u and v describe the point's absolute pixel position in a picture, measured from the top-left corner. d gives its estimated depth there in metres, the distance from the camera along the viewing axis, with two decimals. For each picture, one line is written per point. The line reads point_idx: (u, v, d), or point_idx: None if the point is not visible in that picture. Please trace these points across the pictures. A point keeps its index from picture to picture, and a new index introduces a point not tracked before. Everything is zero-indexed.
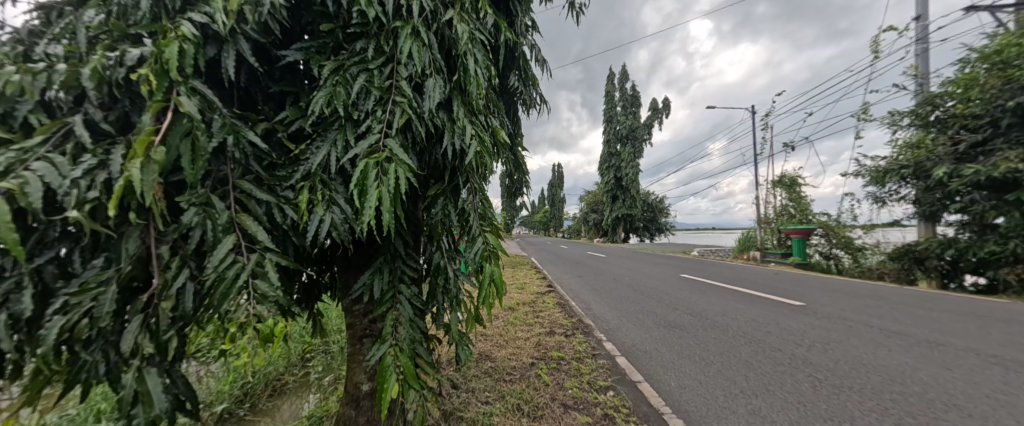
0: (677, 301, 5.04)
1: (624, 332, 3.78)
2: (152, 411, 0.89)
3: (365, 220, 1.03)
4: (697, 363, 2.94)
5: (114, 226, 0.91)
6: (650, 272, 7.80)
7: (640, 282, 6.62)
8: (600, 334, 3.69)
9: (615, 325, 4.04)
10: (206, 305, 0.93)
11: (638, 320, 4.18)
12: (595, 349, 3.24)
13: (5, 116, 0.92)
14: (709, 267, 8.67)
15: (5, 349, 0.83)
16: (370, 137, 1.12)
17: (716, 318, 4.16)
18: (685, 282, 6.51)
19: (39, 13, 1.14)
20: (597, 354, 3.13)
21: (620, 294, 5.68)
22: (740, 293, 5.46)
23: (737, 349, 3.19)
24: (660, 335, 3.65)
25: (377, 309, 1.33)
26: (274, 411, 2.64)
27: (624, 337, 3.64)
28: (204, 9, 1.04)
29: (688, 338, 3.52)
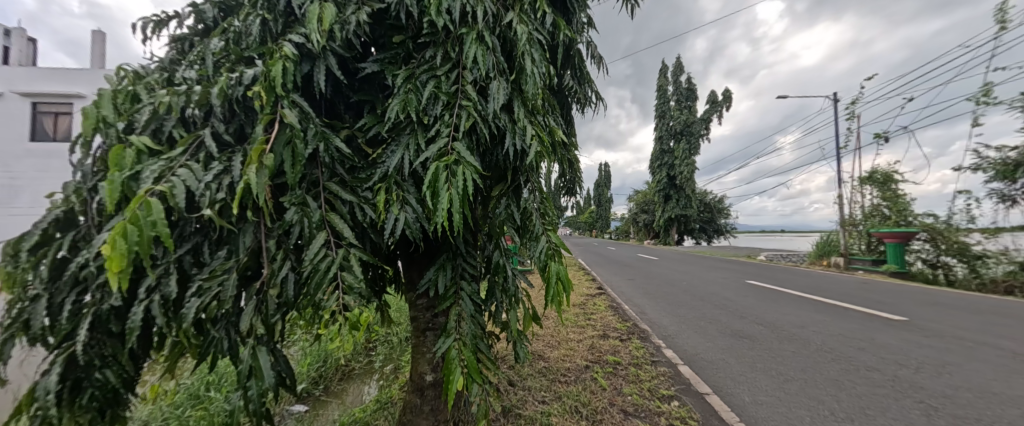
0: (744, 309, 4.64)
1: (685, 340, 3.57)
2: (263, 384, 1.02)
3: (437, 221, 1.07)
4: (774, 378, 2.69)
5: (235, 222, 1.07)
6: (710, 278, 7.24)
7: (698, 287, 6.21)
8: (659, 340, 3.53)
9: (674, 332, 3.83)
10: (304, 293, 1.05)
11: (701, 328, 3.92)
12: (654, 356, 3.10)
13: (156, 132, 1.12)
14: (777, 273, 7.91)
15: (158, 323, 1.00)
16: (439, 141, 1.17)
17: (793, 330, 3.76)
18: (752, 289, 5.99)
19: (175, 44, 1.39)
20: (657, 360, 3.00)
21: (676, 299, 5.37)
22: (821, 303, 4.90)
23: (822, 366, 2.85)
24: (728, 345, 3.40)
25: (441, 303, 1.38)
26: (343, 393, 2.89)
27: (685, 345, 3.43)
28: (301, 31, 1.17)
29: (760, 350, 3.22)
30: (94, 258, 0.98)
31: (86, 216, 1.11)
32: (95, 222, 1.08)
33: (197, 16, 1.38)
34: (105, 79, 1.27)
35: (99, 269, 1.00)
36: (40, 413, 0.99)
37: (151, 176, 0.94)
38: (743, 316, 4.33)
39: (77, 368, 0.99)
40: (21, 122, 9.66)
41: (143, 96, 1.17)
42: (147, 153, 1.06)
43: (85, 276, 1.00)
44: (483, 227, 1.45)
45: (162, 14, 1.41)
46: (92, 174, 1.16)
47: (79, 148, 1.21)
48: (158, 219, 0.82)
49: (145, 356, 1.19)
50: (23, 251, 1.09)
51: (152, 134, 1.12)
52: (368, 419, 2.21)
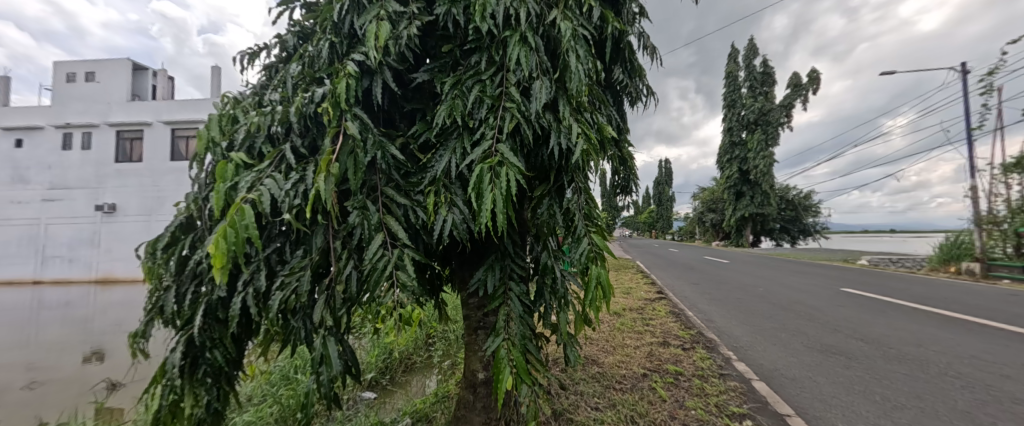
0: (839, 321, 4.17)
1: (761, 353, 3.31)
2: (333, 369, 1.14)
3: (482, 222, 1.11)
4: (877, 403, 2.38)
5: (309, 225, 1.21)
6: (794, 284, 6.58)
7: (780, 295, 5.69)
8: (729, 351, 3.31)
9: (749, 344, 3.56)
10: (365, 289, 1.15)
11: (782, 341, 3.60)
12: (722, 369, 2.90)
13: (250, 148, 1.31)
14: (881, 280, 6.98)
15: (251, 312, 1.17)
16: (484, 144, 1.20)
17: (906, 349, 3.31)
18: (850, 298, 5.35)
19: (265, 71, 1.62)
20: (726, 373, 2.82)
21: (754, 307, 4.98)
22: (944, 318, 4.24)
23: (946, 394, 2.48)
24: (816, 361, 3.09)
25: (490, 303, 1.43)
26: (406, 385, 3.09)
27: (762, 359, 3.17)
28: (361, 50, 1.29)
29: (859, 371, 2.89)
30: (205, 256, 1.17)
31: (201, 220, 1.33)
32: (205, 226, 1.29)
33: (280, 46, 1.60)
34: (213, 106, 1.52)
35: (209, 265, 1.20)
36: (170, 383, 1.20)
37: (245, 186, 1.10)
38: (838, 329, 3.90)
39: (193, 347, 1.19)
40: (164, 145, 11.76)
41: (240, 120, 1.38)
42: (243, 165, 1.24)
43: (200, 270, 1.20)
44: (531, 227, 1.47)
45: (254, 47, 1.64)
46: (204, 185, 1.39)
47: (198, 164, 1.46)
48: (249, 223, 0.96)
49: (246, 340, 1.40)
50: (158, 251, 1.34)
51: (247, 149, 1.31)
52: (426, 411, 2.34)
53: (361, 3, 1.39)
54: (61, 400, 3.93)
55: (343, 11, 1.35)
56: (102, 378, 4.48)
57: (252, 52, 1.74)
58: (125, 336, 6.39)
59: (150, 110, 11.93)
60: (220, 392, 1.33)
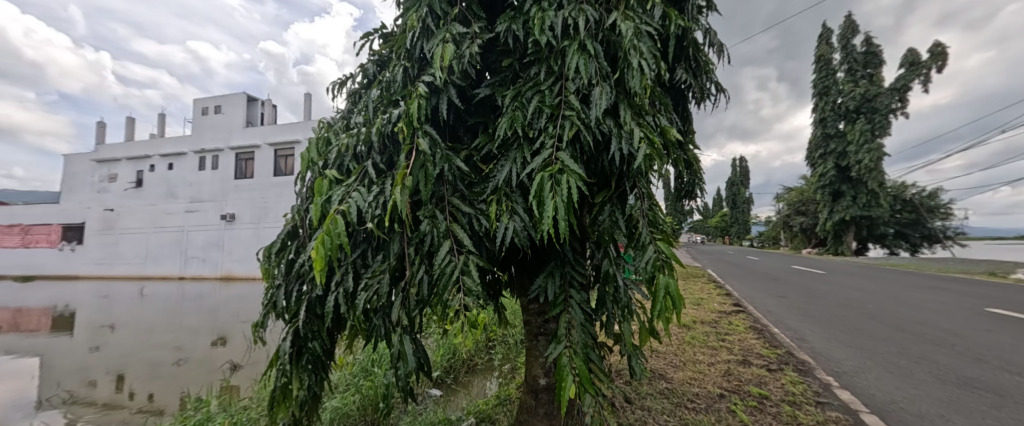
0: (983, 351, 3.46)
1: (872, 381, 2.84)
2: (408, 366, 1.25)
3: (543, 229, 1.13)
4: None
5: (387, 232, 1.35)
6: (916, 302, 5.56)
7: (896, 314, 4.89)
8: (828, 376, 2.89)
9: (854, 369, 3.08)
10: (435, 292, 1.24)
11: (899, 368, 3.07)
12: (820, 395, 2.54)
13: (341, 165, 1.52)
14: None
15: (342, 309, 1.34)
16: (544, 152, 1.23)
17: None
18: (996, 322, 4.42)
19: (351, 98, 1.86)
20: (822, 399, 2.47)
21: (860, 326, 4.33)
22: None
23: None
24: (950, 396, 2.56)
25: (551, 310, 1.45)
26: (469, 385, 3.22)
27: (872, 388, 2.72)
28: (431, 71, 1.41)
29: (1015, 413, 2.34)
30: (306, 260, 1.37)
31: (302, 228, 1.56)
32: (306, 234, 1.51)
33: (363, 75, 1.82)
34: (313, 131, 1.77)
35: (309, 267, 1.40)
36: (281, 367, 1.42)
37: (337, 199, 1.26)
38: (984, 360, 3.23)
39: (299, 337, 1.40)
40: (268, 164, 13.63)
41: (335, 143, 1.60)
42: (334, 181, 1.43)
43: (303, 272, 1.40)
44: (593, 234, 1.46)
45: (342, 77, 1.88)
46: (305, 199, 1.63)
47: (303, 181, 1.72)
48: (340, 231, 1.10)
49: (337, 335, 1.60)
50: (273, 255, 1.60)
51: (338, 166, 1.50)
52: (489, 412, 2.41)
53: (430, 29, 1.52)
54: (196, 377, 4.71)
55: (415, 38, 1.49)
56: (225, 360, 5.25)
57: (344, 81, 2.01)
58: (241, 325, 7.41)
59: (258, 134, 13.90)
60: (319, 378, 1.53)
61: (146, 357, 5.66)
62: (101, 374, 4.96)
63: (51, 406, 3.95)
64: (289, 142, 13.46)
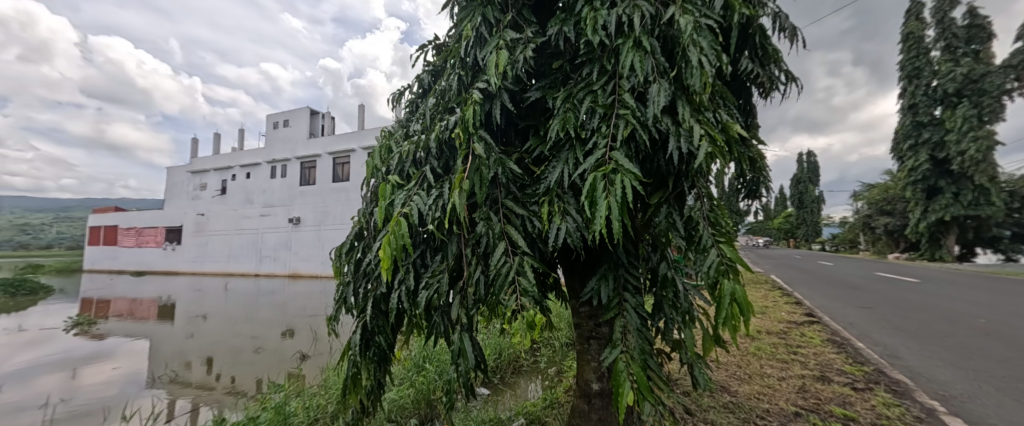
0: None
1: (989, 408, 2.43)
2: (466, 361, 1.29)
3: (596, 230, 1.11)
4: None
5: (444, 234, 1.40)
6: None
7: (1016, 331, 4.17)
8: (932, 400, 2.52)
9: (965, 393, 2.66)
10: (491, 292, 1.27)
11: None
12: (919, 420, 2.23)
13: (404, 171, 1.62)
14: None
15: (405, 306, 1.42)
16: (597, 153, 1.20)
17: None
18: None
19: (409, 108, 1.97)
20: (925, 424, 2.15)
21: (969, 344, 3.75)
22: None
23: None
24: None
25: (605, 313, 1.41)
26: (514, 386, 3.25)
27: (988, 416, 2.34)
28: (484, 78, 1.45)
29: None
30: (373, 259, 1.47)
31: (367, 230, 1.67)
32: (371, 234, 1.62)
33: (419, 85, 1.92)
34: (376, 139, 1.91)
35: (375, 266, 1.50)
36: (352, 357, 1.54)
37: (399, 202, 1.35)
38: None
39: (367, 331, 1.51)
40: (328, 171, 14.75)
41: (397, 150, 1.71)
42: (397, 186, 1.52)
43: (370, 270, 1.51)
44: (649, 236, 1.41)
45: (400, 88, 2.00)
46: (370, 202, 1.75)
47: (368, 186, 1.85)
48: (403, 233, 1.16)
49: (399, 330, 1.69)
50: (343, 255, 1.74)
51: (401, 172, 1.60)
52: (539, 414, 2.42)
53: (483, 37, 1.57)
54: (272, 364, 5.20)
55: (469, 47, 1.54)
56: (295, 350, 5.74)
57: (402, 91, 2.14)
58: (308, 319, 8.06)
59: (320, 144, 15.10)
60: (383, 370, 1.63)
61: (229, 345, 6.36)
62: (195, 358, 5.65)
63: (158, 383, 4.57)
64: (346, 151, 14.37)
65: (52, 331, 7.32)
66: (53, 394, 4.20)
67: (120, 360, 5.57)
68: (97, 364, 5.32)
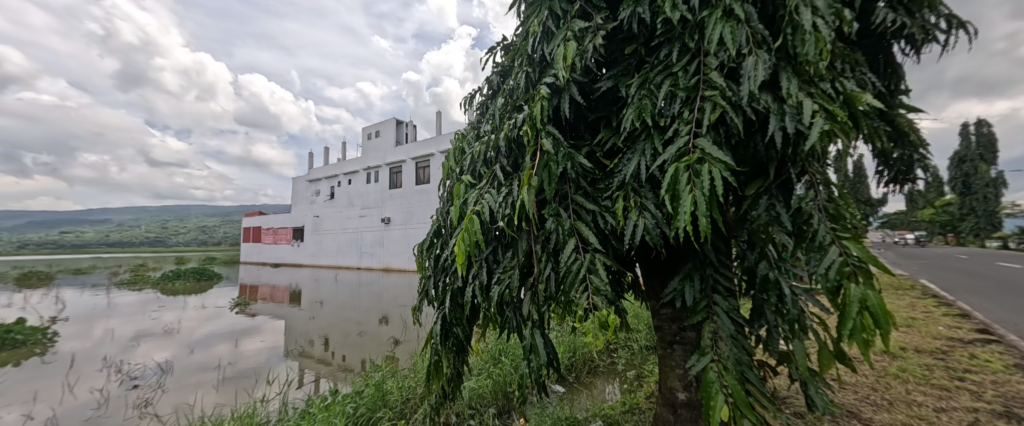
0: None
1: None
2: (539, 359, 1.28)
3: (679, 226, 1.00)
4: None
5: (515, 231, 1.41)
6: None
7: None
8: None
9: None
10: (563, 290, 1.24)
11: None
12: None
13: (476, 170, 1.66)
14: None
15: (479, 301, 1.46)
16: (679, 140, 1.09)
17: None
18: None
19: (480, 109, 2.02)
20: None
21: None
22: None
23: None
24: None
25: (692, 317, 1.28)
26: (591, 386, 3.15)
27: None
28: (553, 73, 1.41)
29: None
30: (449, 255, 1.53)
31: (444, 227, 1.76)
32: (448, 231, 1.70)
33: (488, 85, 1.95)
34: (450, 142, 1.99)
35: (451, 262, 1.57)
36: (433, 345, 1.64)
37: (472, 201, 1.39)
38: None
39: (446, 322, 1.59)
40: (413, 175, 15.91)
41: (469, 151, 1.76)
42: (469, 185, 1.57)
43: (446, 265, 1.58)
44: (745, 233, 1.24)
45: (472, 90, 2.07)
46: (445, 201, 1.83)
47: (444, 187, 1.94)
48: (476, 230, 1.19)
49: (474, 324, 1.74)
50: (424, 251, 1.85)
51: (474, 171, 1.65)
52: (618, 418, 2.31)
53: (550, 31, 1.53)
54: (373, 346, 5.73)
55: (536, 43, 1.52)
56: (388, 336, 6.28)
57: (474, 94, 2.20)
58: (400, 309, 8.73)
59: (405, 150, 16.36)
60: (460, 360, 1.70)
61: (339, 328, 7.19)
62: (316, 337, 6.50)
63: (291, 355, 5.34)
64: (428, 155, 15.36)
65: (221, 309, 9.09)
66: (223, 358, 5.16)
67: (264, 334, 6.63)
68: (250, 336, 6.42)
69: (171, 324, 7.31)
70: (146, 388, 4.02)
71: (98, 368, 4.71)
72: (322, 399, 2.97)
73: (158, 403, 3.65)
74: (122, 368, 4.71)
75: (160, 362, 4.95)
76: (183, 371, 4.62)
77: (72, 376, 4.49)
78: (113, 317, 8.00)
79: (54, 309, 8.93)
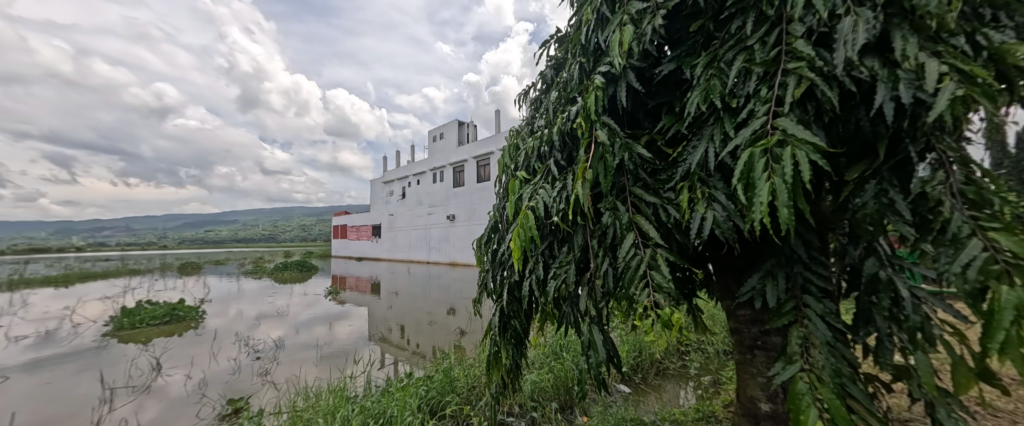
0: None
1: None
2: (599, 357, 1.22)
3: (755, 218, 0.88)
4: None
5: (571, 226, 1.36)
6: None
7: None
8: None
9: None
10: (622, 286, 1.17)
11: None
12: None
13: (532, 165, 1.64)
14: None
15: (537, 296, 1.43)
16: (754, 122, 0.95)
17: None
18: None
19: (534, 104, 1.99)
20: None
21: None
22: None
23: None
24: None
25: (775, 320, 1.11)
26: (660, 389, 2.97)
27: None
28: (607, 60, 1.33)
29: None
30: (505, 250, 1.53)
31: (500, 223, 1.76)
32: (504, 227, 1.70)
33: (542, 80, 1.92)
34: (505, 139, 1.98)
35: (507, 257, 1.56)
36: (493, 337, 1.66)
37: (526, 197, 1.37)
38: None
39: (504, 315, 1.59)
40: (474, 173, 16.39)
41: (524, 146, 1.74)
42: (524, 181, 1.55)
43: (504, 260, 1.59)
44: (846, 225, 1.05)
45: (528, 86, 2.05)
46: (501, 198, 1.84)
47: (500, 184, 1.95)
48: (529, 225, 1.16)
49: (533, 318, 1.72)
50: (482, 246, 1.87)
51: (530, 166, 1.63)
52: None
53: (605, 17, 1.44)
54: (443, 336, 6.01)
55: (590, 31, 1.45)
56: (455, 327, 6.52)
57: (528, 90, 2.17)
58: (467, 302, 9.06)
59: (468, 149, 16.91)
60: (518, 353, 1.69)
61: (412, 317, 7.66)
62: (394, 324, 6.99)
63: (374, 340, 5.77)
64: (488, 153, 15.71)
65: (318, 295, 10.25)
66: (321, 339, 5.74)
67: (352, 320, 7.25)
68: (342, 321, 7.07)
69: (282, 308, 8.35)
70: (267, 360, 4.63)
71: (233, 342, 5.51)
72: (398, 380, 3.18)
73: (276, 372, 4.19)
74: (248, 342, 5.46)
75: (275, 339, 5.65)
76: (293, 348, 5.21)
77: (215, 347, 5.29)
78: (238, 300, 9.34)
79: (195, 291, 10.73)
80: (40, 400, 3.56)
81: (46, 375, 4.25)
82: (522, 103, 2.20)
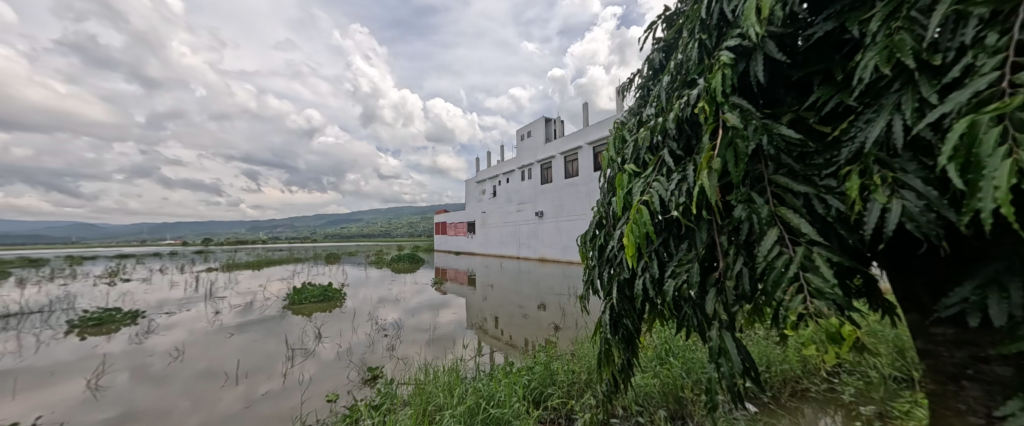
0: None
1: None
2: (733, 366, 1.09)
3: (980, 207, 0.67)
4: None
5: (694, 220, 1.23)
6: None
7: None
8: None
9: None
10: (762, 289, 1.02)
11: None
12: None
13: (643, 156, 1.53)
14: None
15: (653, 295, 1.34)
16: (979, 80, 0.71)
17: None
18: None
19: (642, 92, 1.86)
20: None
21: None
22: None
23: None
24: None
25: (1011, 344, 0.84)
26: (798, 413, 2.52)
27: None
28: (737, 33, 1.16)
29: None
30: (615, 247, 1.47)
31: (606, 219, 1.70)
32: (611, 223, 1.63)
33: (650, 64, 1.78)
34: (610, 132, 1.90)
35: (618, 253, 1.50)
36: (605, 334, 1.61)
37: (638, 190, 1.29)
38: None
39: (616, 313, 1.53)
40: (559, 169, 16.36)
41: (632, 138, 1.64)
42: (634, 174, 1.47)
43: (613, 256, 1.52)
44: None
45: (634, 73, 1.92)
46: (607, 192, 1.77)
47: (605, 178, 1.88)
48: (646, 222, 1.09)
49: (647, 317, 1.61)
50: (588, 242, 1.83)
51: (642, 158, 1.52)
52: None
53: None
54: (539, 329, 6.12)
55: (713, 2, 1.29)
56: (551, 321, 6.54)
57: (632, 77, 2.04)
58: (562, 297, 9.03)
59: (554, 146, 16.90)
60: (632, 354, 1.61)
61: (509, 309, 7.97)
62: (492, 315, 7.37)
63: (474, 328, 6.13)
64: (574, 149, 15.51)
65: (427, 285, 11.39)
66: (433, 323, 6.37)
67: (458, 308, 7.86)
68: (447, 309, 7.69)
69: (402, 294, 9.50)
70: (393, 337, 5.31)
71: (367, 320, 6.49)
72: (502, 367, 3.35)
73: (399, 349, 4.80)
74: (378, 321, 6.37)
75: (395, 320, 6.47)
76: (410, 329, 5.89)
77: (356, 322, 6.32)
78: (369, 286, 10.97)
79: (340, 277, 12.98)
80: (251, 353, 4.70)
81: (252, 334, 5.60)
82: (625, 92, 2.07)
